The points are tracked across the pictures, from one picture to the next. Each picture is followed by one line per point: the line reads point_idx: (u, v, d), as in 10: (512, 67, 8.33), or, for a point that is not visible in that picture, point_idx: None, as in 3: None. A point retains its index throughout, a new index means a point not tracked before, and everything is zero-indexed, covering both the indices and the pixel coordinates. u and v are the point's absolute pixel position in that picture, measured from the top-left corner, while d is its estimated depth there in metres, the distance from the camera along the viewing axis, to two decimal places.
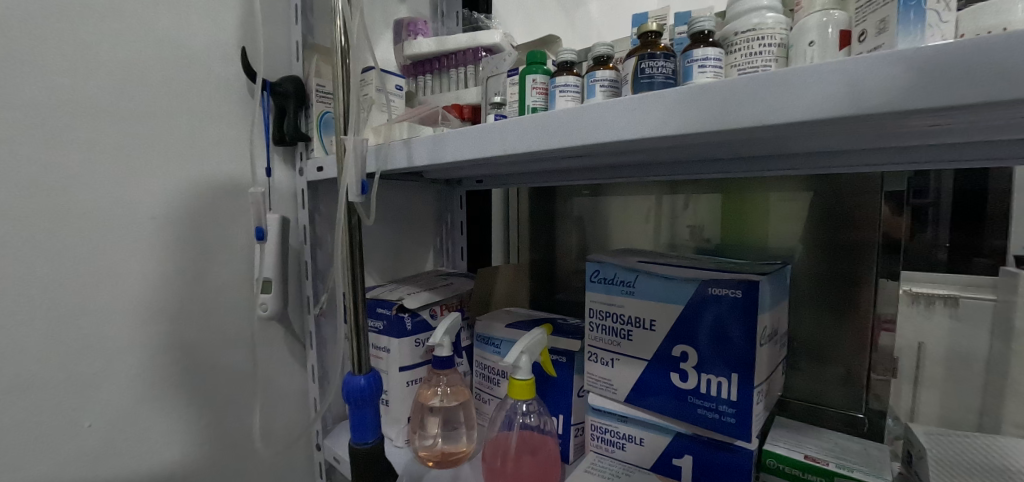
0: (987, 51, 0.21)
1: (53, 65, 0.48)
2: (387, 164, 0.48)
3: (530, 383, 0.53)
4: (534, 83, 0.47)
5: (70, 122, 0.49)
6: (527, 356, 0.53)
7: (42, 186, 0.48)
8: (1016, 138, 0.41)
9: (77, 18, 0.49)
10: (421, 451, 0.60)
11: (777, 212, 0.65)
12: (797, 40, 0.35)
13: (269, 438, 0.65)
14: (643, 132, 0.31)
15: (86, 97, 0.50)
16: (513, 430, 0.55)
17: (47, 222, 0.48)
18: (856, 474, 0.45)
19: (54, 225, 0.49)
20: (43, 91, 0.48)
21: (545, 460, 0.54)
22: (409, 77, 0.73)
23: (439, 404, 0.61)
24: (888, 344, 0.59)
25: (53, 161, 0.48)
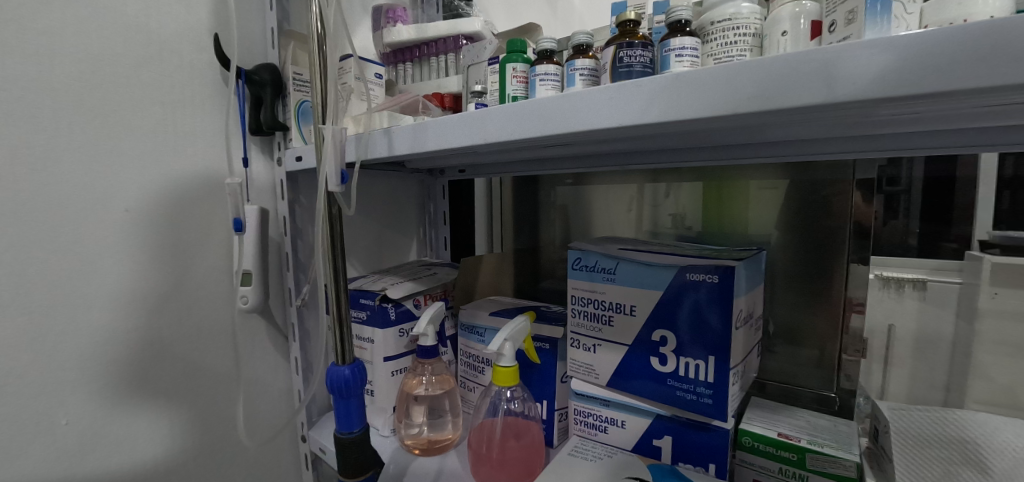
0: (950, 39, 0.22)
1: (16, 52, 0.46)
2: (367, 153, 0.48)
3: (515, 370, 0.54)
4: (514, 72, 0.47)
5: (36, 111, 0.48)
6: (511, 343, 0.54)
7: (8, 178, 0.46)
8: (977, 127, 0.43)
9: (39, 3, 0.47)
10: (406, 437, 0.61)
11: (754, 200, 0.66)
12: (771, 30, 0.36)
13: (254, 431, 0.65)
14: (622, 120, 0.32)
15: (52, 85, 0.48)
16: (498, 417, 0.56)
17: (14, 215, 0.47)
18: (825, 450, 0.47)
19: (21, 218, 0.47)
20: (6, 78, 0.46)
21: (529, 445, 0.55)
22: (389, 66, 0.73)
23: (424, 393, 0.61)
24: (858, 326, 0.62)
25: (19, 151, 0.47)
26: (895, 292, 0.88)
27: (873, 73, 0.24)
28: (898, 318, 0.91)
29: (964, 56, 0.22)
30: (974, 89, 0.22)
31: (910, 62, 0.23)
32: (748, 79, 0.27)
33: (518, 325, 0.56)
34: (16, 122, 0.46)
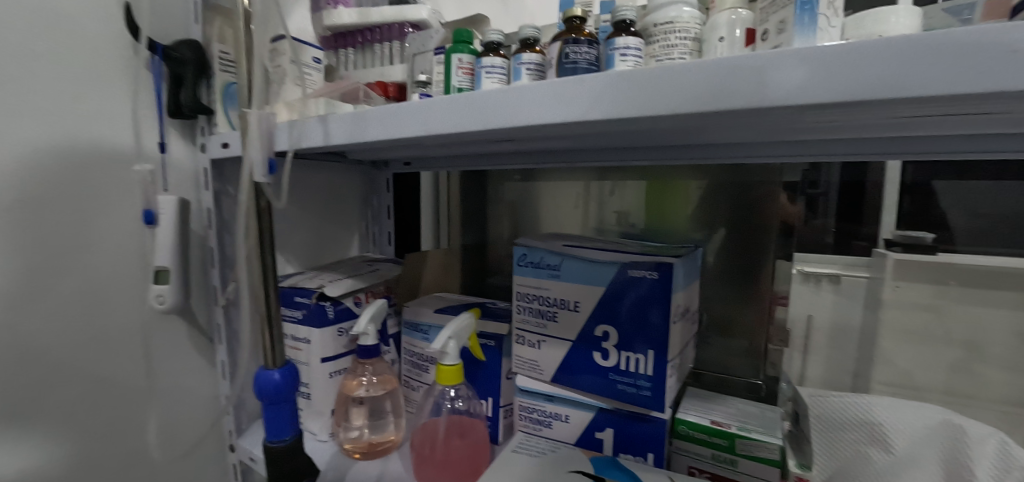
0: (867, 50, 0.23)
1: None
2: (300, 142, 0.44)
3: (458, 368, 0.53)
4: (460, 63, 0.46)
5: None
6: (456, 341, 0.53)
7: None
8: (886, 136, 0.47)
9: None
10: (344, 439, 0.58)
11: (693, 198, 0.69)
12: (709, 35, 0.37)
13: (170, 441, 0.60)
14: (567, 116, 0.32)
15: None
16: (441, 417, 0.55)
17: None
18: (753, 434, 0.50)
19: None
20: None
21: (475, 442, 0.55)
22: (329, 50, 0.69)
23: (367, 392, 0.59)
24: (782, 318, 0.67)
25: None
26: (814, 285, 0.89)
27: (801, 82, 0.25)
28: (817, 309, 0.92)
29: (878, 67, 0.23)
30: (886, 99, 0.24)
31: (828, 70, 0.24)
32: (685, 80, 0.28)
33: (462, 322, 0.55)
34: None
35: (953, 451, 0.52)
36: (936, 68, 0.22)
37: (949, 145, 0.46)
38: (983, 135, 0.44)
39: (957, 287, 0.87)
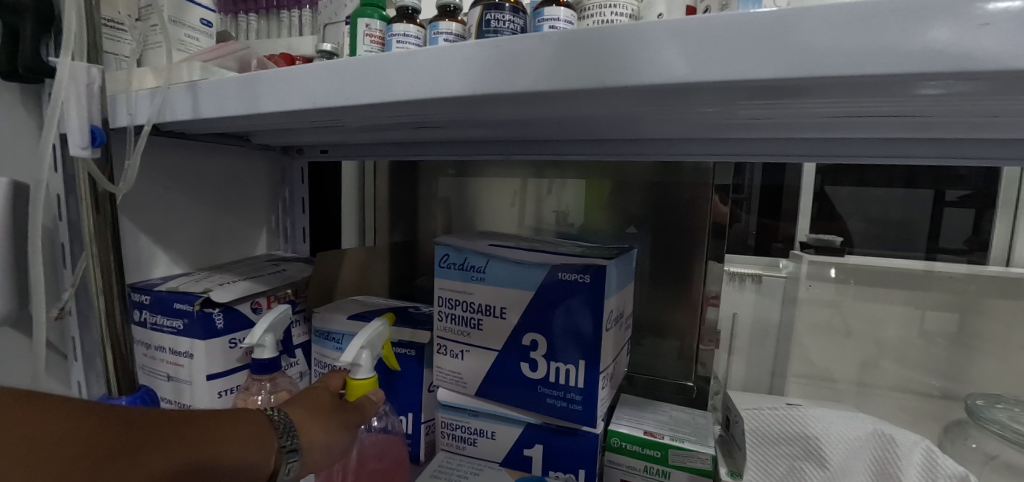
0: (817, 16, 0.19)
1: None
2: (164, 114, 0.37)
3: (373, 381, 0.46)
4: (369, 30, 0.40)
5: None
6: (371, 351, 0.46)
7: None
8: (820, 138, 0.45)
9: None
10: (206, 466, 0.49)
11: (630, 198, 0.67)
12: (646, 12, 0.35)
13: None
14: (473, 88, 0.26)
15: None
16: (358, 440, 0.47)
17: None
18: (685, 445, 0.48)
19: None
20: None
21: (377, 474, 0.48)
22: (226, 15, 0.60)
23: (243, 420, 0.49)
24: (713, 318, 0.65)
25: None
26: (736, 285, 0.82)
27: (695, 58, 0.21)
28: (740, 306, 0.84)
29: (828, 34, 0.19)
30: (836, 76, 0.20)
31: (731, 39, 0.20)
32: (582, 52, 0.23)
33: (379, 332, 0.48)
34: None
35: (881, 459, 0.53)
36: (860, 44, 0.19)
37: (877, 147, 0.45)
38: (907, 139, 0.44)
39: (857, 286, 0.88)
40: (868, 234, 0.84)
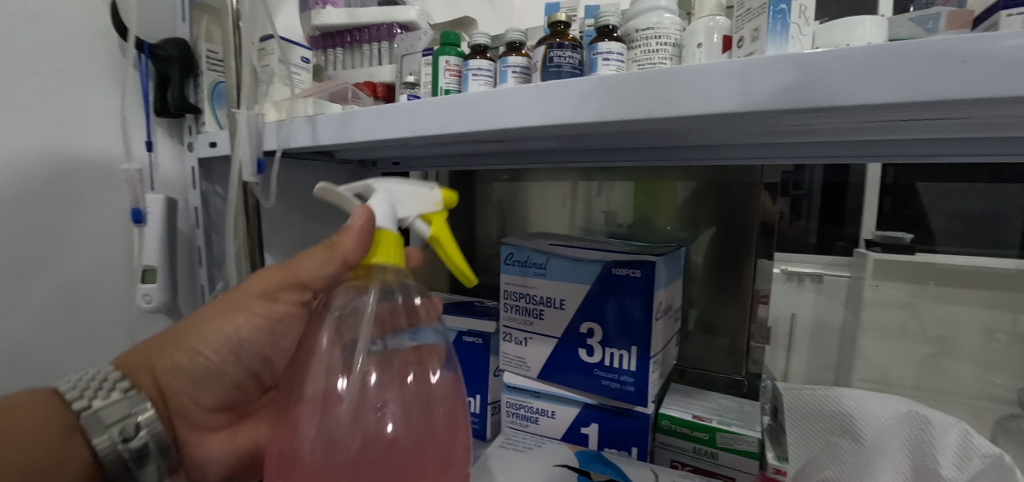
0: (828, 63, 0.26)
1: None
2: (288, 142, 0.47)
3: (398, 242, 0.39)
4: (447, 65, 0.48)
5: None
6: (397, 203, 0.39)
7: None
8: (878, 139, 0.46)
9: None
10: (230, 411, 0.51)
11: (677, 199, 0.71)
12: (688, 41, 0.40)
13: None
14: (555, 118, 0.34)
15: None
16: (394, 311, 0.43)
17: None
18: (733, 428, 0.51)
19: None
20: None
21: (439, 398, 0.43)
22: (318, 50, 0.70)
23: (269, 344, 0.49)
24: (764, 315, 0.68)
25: None
26: (796, 285, 0.84)
27: (740, 94, 0.28)
28: (799, 307, 0.86)
29: (833, 75, 0.26)
30: (846, 107, 0.26)
31: (761, 74, 0.27)
32: (635, 91, 0.31)
33: (416, 191, 0.40)
34: None
35: (916, 441, 0.49)
36: (890, 75, 0.25)
37: (927, 147, 0.47)
38: (954, 138, 0.44)
39: (937, 286, 0.82)
40: (955, 234, 0.76)
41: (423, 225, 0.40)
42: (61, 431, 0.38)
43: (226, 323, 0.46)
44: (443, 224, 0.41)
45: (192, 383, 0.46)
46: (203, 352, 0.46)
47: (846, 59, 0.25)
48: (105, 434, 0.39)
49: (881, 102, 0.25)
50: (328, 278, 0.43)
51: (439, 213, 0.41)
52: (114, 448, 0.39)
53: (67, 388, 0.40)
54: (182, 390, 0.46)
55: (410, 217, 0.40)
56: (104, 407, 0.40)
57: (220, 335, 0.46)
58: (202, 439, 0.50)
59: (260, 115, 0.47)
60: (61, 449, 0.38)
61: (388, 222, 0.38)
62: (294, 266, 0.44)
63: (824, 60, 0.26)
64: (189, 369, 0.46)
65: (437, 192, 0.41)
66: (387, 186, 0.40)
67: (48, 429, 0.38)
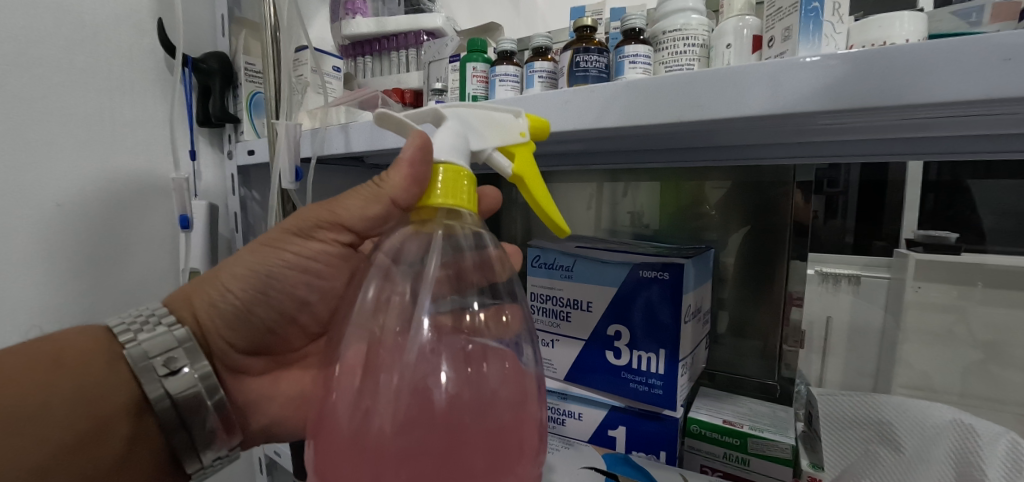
0: (864, 64, 0.25)
1: None
2: (322, 149, 0.49)
3: (470, 179, 0.34)
4: (475, 71, 0.50)
5: None
6: (471, 134, 0.34)
7: None
8: (920, 136, 0.43)
9: None
10: (269, 354, 0.50)
11: (705, 200, 0.70)
12: (717, 42, 0.39)
13: None
14: (582, 123, 0.34)
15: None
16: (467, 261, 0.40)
17: None
18: (765, 434, 0.50)
19: None
20: None
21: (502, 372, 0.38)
22: (348, 58, 0.72)
23: (310, 285, 0.47)
24: (797, 318, 0.65)
25: None
26: (831, 287, 0.81)
27: (771, 97, 0.28)
28: (835, 310, 0.83)
29: (869, 77, 0.25)
30: (882, 108, 0.26)
31: (793, 76, 0.27)
32: (659, 96, 0.31)
33: (497, 119, 0.35)
34: None
35: (961, 451, 0.47)
36: (921, 76, 0.24)
37: (970, 146, 0.45)
38: (1005, 135, 0.41)
39: (984, 288, 0.77)
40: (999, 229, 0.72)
41: (504, 160, 0.34)
42: (108, 359, 0.39)
43: (264, 260, 0.43)
44: (530, 159, 0.35)
45: (230, 326, 0.44)
46: (237, 290, 0.43)
47: (879, 60, 0.25)
48: (149, 370, 0.39)
49: (918, 102, 0.25)
50: (373, 215, 0.41)
51: (526, 145, 0.35)
52: (163, 393, 0.39)
53: (119, 324, 0.41)
54: (220, 332, 0.44)
55: (486, 150, 0.34)
56: (148, 338, 0.39)
57: (254, 275, 0.43)
58: (242, 381, 0.48)
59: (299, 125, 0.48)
60: (106, 381, 0.38)
61: (455, 156, 0.33)
62: (337, 202, 0.42)
63: (857, 61, 0.25)
64: (222, 306, 0.43)
65: (523, 121, 0.35)
66: (460, 113, 0.34)
67: (96, 359, 0.38)
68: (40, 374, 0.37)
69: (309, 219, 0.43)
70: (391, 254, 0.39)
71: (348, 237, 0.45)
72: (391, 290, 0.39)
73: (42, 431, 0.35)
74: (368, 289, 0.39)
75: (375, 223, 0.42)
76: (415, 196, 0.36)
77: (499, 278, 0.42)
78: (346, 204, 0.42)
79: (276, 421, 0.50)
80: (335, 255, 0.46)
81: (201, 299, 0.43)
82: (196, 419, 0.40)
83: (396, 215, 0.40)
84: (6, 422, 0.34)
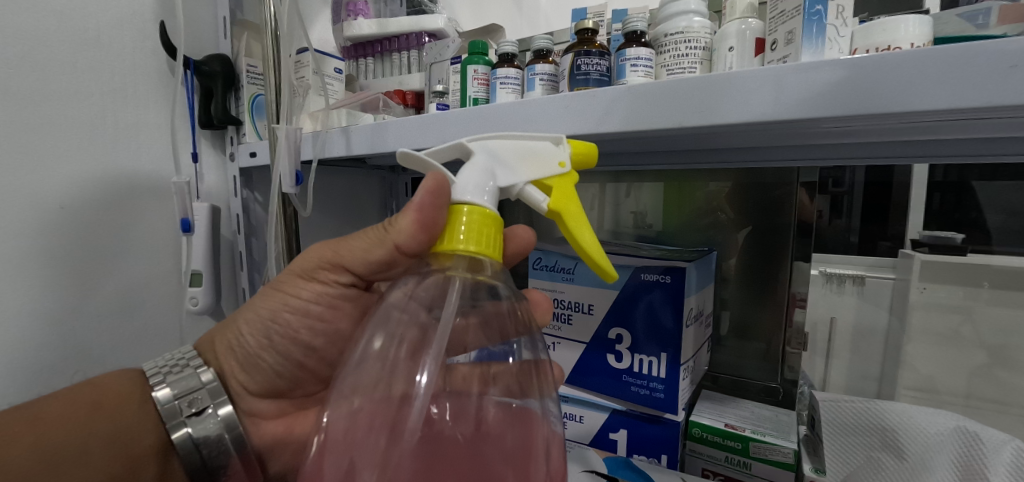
0: (867, 70, 0.25)
1: None
2: (324, 151, 0.49)
3: (497, 224, 0.33)
4: (476, 74, 0.50)
5: None
6: (502, 169, 0.33)
7: None
8: (924, 140, 0.43)
9: None
10: (283, 398, 0.50)
11: (708, 201, 0.69)
12: (719, 44, 0.39)
13: None
14: (583, 127, 0.34)
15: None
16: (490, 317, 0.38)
17: None
18: (767, 438, 0.50)
19: None
20: None
21: (510, 441, 0.35)
22: (350, 60, 0.72)
23: (314, 329, 0.47)
24: (801, 320, 0.65)
25: None
26: (836, 288, 0.80)
27: (775, 103, 0.28)
28: (840, 310, 0.81)
29: (873, 84, 0.25)
30: (885, 115, 0.25)
31: (794, 82, 0.27)
32: (660, 101, 0.31)
33: (534, 150, 0.34)
34: None
35: (964, 456, 0.47)
36: (924, 82, 0.24)
37: (974, 148, 0.44)
38: (1012, 138, 0.40)
39: (991, 289, 0.77)
40: (1006, 229, 0.71)
41: (538, 193, 0.33)
42: (140, 404, 0.42)
43: (272, 305, 0.46)
44: (570, 189, 0.34)
45: (243, 368, 0.47)
46: (248, 334, 0.46)
47: (881, 66, 0.25)
48: (176, 413, 0.42)
49: (922, 110, 0.24)
50: (375, 258, 0.42)
51: (566, 174, 0.34)
52: (188, 436, 0.42)
53: (150, 368, 0.45)
54: (235, 376, 0.47)
55: (518, 185, 0.33)
56: (177, 380, 0.43)
57: (261, 320, 0.45)
58: (258, 425, 0.49)
59: (300, 129, 0.49)
60: (138, 426, 0.41)
61: (481, 198, 0.32)
62: (341, 245, 0.44)
63: (857, 67, 0.25)
64: (238, 351, 0.46)
65: (564, 149, 0.34)
66: (490, 147, 0.33)
67: (130, 402, 0.42)
68: (79, 418, 0.40)
69: (313, 261, 0.45)
70: (399, 303, 0.36)
71: (350, 278, 0.46)
72: (396, 341, 0.36)
73: (80, 472, 0.38)
74: (373, 340, 0.36)
75: (377, 266, 0.42)
76: (421, 241, 0.37)
77: (517, 334, 0.38)
78: (351, 247, 0.43)
79: (292, 465, 0.52)
80: (338, 296, 0.47)
81: (220, 342, 0.47)
82: (215, 461, 0.43)
83: (399, 259, 0.41)
84: (49, 461, 0.37)
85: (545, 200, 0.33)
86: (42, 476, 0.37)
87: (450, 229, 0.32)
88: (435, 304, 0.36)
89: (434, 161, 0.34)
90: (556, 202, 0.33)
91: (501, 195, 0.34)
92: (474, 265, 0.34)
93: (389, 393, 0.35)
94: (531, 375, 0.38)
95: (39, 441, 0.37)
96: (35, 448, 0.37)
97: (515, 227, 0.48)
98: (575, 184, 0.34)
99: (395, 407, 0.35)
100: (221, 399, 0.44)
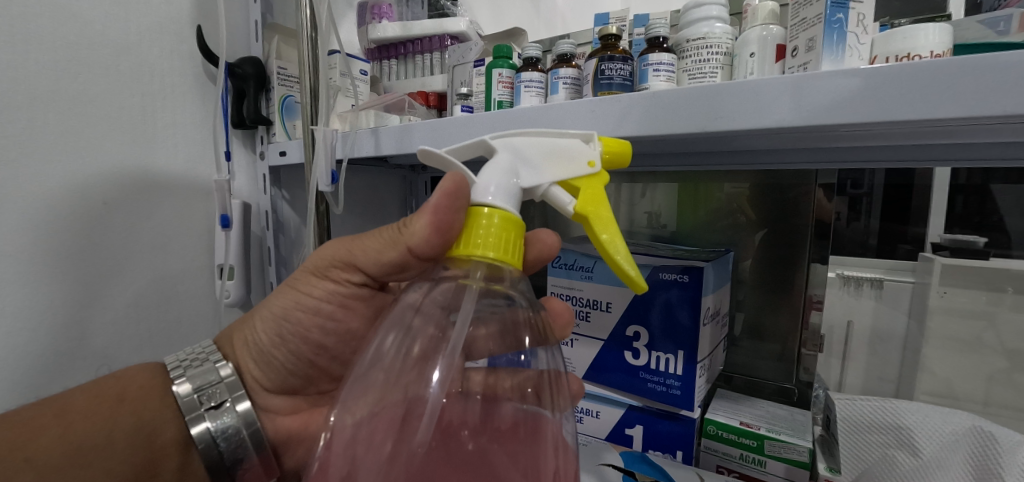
0: (890, 79, 0.26)
1: (13, 49, 0.49)
2: (353, 151, 0.51)
3: (518, 229, 0.34)
4: (501, 77, 0.51)
5: (37, 107, 0.50)
6: (527, 168, 0.34)
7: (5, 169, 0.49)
8: (940, 144, 0.43)
9: (42, 6, 0.50)
10: (297, 395, 0.52)
11: (723, 202, 0.70)
12: (740, 50, 0.40)
13: None
14: (604, 130, 0.36)
15: (51, 83, 0.51)
16: (512, 323, 0.39)
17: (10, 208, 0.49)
18: (782, 436, 0.51)
19: (19, 210, 0.50)
20: (7, 73, 0.49)
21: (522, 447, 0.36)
22: (374, 61, 0.74)
23: (325, 328, 0.49)
24: (817, 322, 0.65)
25: (15, 143, 0.49)
26: (853, 290, 0.81)
27: (794, 110, 0.28)
28: (857, 313, 0.82)
29: (894, 90, 0.26)
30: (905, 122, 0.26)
31: (814, 88, 0.28)
32: (681, 107, 0.32)
33: (562, 149, 0.34)
34: (18, 116, 0.49)
35: (979, 455, 0.47)
36: (939, 92, 0.25)
37: (994, 153, 0.45)
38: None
39: (1015, 294, 0.74)
40: None
41: (564, 195, 0.34)
42: (161, 398, 0.44)
43: (285, 303, 0.47)
44: (598, 189, 0.34)
45: (258, 365, 0.49)
46: (261, 332, 0.48)
47: (902, 74, 0.26)
48: (195, 407, 0.44)
49: (935, 119, 0.25)
50: (387, 260, 0.42)
51: (595, 175, 0.34)
52: (207, 431, 0.44)
53: (171, 362, 0.47)
54: (250, 370, 0.49)
55: (543, 185, 0.34)
56: (196, 374, 0.46)
57: (273, 317, 0.47)
58: (273, 419, 0.51)
59: (334, 129, 0.51)
60: (159, 419, 0.43)
61: (500, 199, 0.33)
62: (354, 244, 0.45)
63: (874, 76, 0.26)
64: (253, 347, 0.48)
65: (594, 147, 0.34)
66: (515, 145, 0.34)
67: (153, 396, 0.44)
68: (104, 411, 0.42)
69: (326, 260, 0.46)
70: (413, 305, 0.38)
71: (362, 278, 0.47)
72: (407, 342, 0.38)
73: (105, 464, 0.40)
74: (385, 339, 0.38)
75: (389, 268, 0.43)
76: (435, 244, 0.38)
77: (532, 342, 0.39)
78: (365, 247, 0.43)
79: (303, 460, 0.54)
80: (350, 296, 0.48)
81: (238, 338, 0.49)
82: (233, 453, 0.45)
83: (412, 262, 0.42)
84: (75, 455, 0.39)
85: (572, 202, 0.34)
86: (69, 466, 0.39)
87: (470, 232, 0.33)
88: (450, 307, 0.37)
89: (456, 161, 0.35)
90: (582, 205, 0.34)
91: (525, 195, 0.35)
92: (492, 271, 0.35)
93: (400, 396, 0.37)
94: (544, 385, 0.40)
95: (68, 433, 0.40)
96: (63, 440, 0.39)
97: (538, 232, 0.50)
98: (604, 185, 0.35)
99: (404, 409, 0.37)
100: (238, 394, 0.47)
